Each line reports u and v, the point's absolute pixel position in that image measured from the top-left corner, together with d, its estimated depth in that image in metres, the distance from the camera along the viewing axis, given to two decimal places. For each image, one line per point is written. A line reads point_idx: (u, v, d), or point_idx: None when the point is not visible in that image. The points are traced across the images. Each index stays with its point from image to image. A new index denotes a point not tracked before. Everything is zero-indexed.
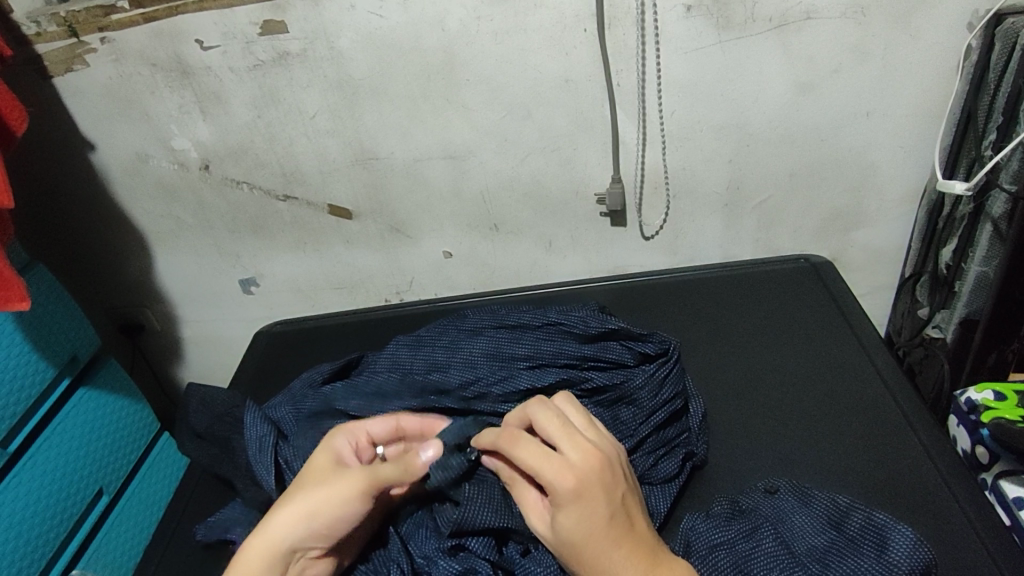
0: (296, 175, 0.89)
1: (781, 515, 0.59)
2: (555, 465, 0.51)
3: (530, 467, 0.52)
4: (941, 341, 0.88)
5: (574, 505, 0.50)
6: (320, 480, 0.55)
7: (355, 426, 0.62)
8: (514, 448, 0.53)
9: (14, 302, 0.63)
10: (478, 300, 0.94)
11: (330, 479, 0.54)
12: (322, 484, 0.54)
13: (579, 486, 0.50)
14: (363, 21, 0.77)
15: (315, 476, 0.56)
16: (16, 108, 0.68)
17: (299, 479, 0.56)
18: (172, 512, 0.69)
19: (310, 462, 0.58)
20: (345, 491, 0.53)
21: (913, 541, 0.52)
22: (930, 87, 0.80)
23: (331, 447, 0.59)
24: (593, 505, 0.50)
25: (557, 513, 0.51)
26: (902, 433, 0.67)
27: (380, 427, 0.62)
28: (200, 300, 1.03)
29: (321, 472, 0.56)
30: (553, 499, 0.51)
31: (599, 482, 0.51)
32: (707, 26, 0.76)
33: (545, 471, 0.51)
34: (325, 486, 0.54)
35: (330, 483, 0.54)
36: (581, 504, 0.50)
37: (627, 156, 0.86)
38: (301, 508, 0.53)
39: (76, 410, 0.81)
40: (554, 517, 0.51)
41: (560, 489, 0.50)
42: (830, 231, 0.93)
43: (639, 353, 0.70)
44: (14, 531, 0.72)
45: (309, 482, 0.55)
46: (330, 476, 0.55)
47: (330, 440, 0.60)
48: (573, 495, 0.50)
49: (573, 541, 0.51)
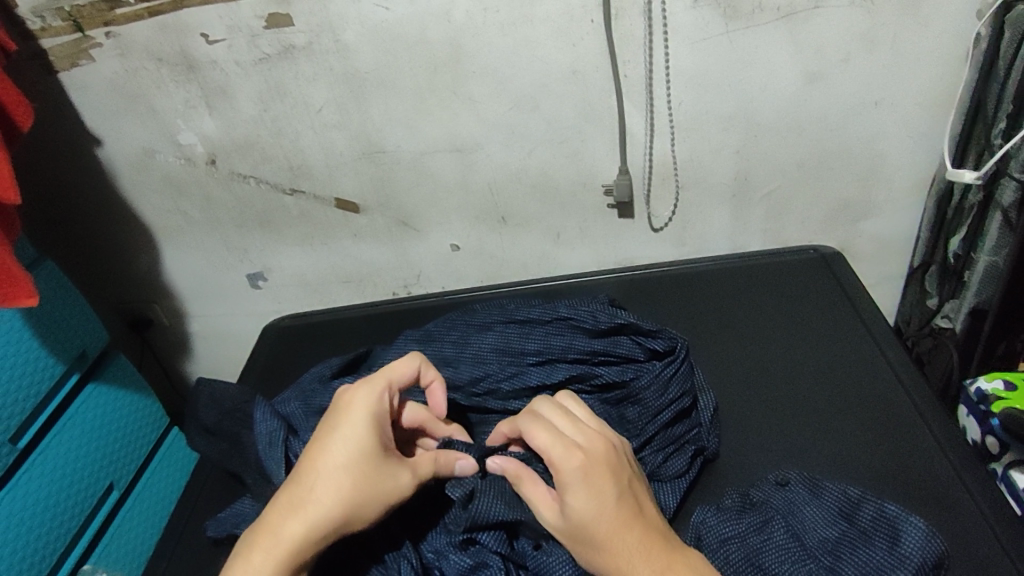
0: (303, 169, 0.89)
1: (793, 507, 0.59)
2: (564, 445, 0.53)
3: (541, 449, 0.53)
4: (950, 331, 0.88)
5: (584, 484, 0.51)
6: (372, 473, 0.53)
7: (392, 380, 0.58)
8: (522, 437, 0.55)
9: (23, 297, 0.63)
10: (487, 293, 0.94)
11: (383, 482, 0.53)
12: (376, 485, 0.52)
13: (587, 464, 0.52)
14: (369, 13, 0.76)
15: (364, 468, 0.52)
16: (22, 104, 0.68)
17: (340, 458, 0.53)
18: (183, 506, 0.70)
19: (350, 438, 0.53)
20: (397, 501, 0.53)
21: (926, 533, 0.53)
22: (940, 74, 0.79)
23: (376, 421, 0.55)
24: (603, 486, 0.51)
25: (566, 496, 0.51)
26: (913, 423, 0.67)
27: (402, 373, 0.58)
28: (208, 295, 1.03)
29: (369, 460, 0.53)
30: (560, 482, 0.52)
31: (606, 466, 0.52)
32: (715, 16, 0.75)
33: (554, 453, 0.52)
34: (380, 488, 0.52)
35: (383, 488, 0.53)
36: (591, 484, 0.51)
37: (636, 147, 0.85)
38: (354, 509, 0.51)
39: (86, 405, 0.81)
40: (564, 500, 0.51)
41: (570, 469, 0.51)
42: (839, 221, 0.93)
43: (650, 349, 0.70)
44: (26, 525, 0.72)
45: (360, 476, 0.52)
46: (383, 473, 0.53)
47: (373, 410, 0.55)
48: (581, 473, 0.51)
49: (582, 525, 0.51)
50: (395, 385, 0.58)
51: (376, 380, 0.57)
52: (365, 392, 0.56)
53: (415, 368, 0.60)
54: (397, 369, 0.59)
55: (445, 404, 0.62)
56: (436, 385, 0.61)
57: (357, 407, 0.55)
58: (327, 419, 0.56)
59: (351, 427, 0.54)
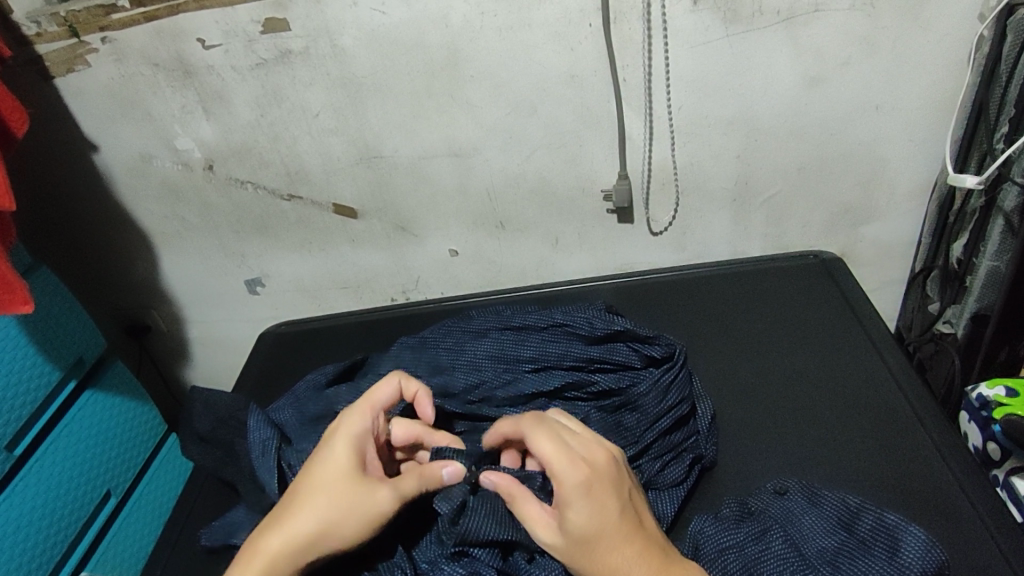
0: (301, 175, 0.89)
1: (791, 516, 0.58)
2: (565, 459, 0.51)
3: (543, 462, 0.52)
4: (952, 336, 0.88)
5: (588, 500, 0.50)
6: (350, 490, 0.53)
7: (376, 404, 0.57)
8: None
9: (18, 304, 0.63)
10: (485, 299, 0.93)
11: (358, 497, 0.52)
12: (351, 498, 0.52)
13: (591, 479, 0.51)
14: (366, 18, 0.76)
15: (339, 483, 0.53)
16: (17, 110, 0.68)
17: (318, 477, 0.53)
18: (179, 514, 0.69)
19: (331, 457, 0.54)
20: (374, 517, 0.52)
21: (925, 542, 0.52)
22: (941, 78, 0.79)
23: (355, 441, 0.55)
24: (606, 499, 0.51)
25: (568, 510, 0.51)
26: (914, 431, 0.66)
27: (386, 395, 0.58)
28: (206, 301, 1.02)
29: (343, 475, 0.53)
30: (562, 496, 0.51)
31: (609, 476, 0.52)
32: (715, 20, 0.75)
33: (557, 467, 0.51)
34: (357, 505, 0.52)
35: (355, 502, 0.52)
36: (593, 497, 0.50)
37: (635, 152, 0.85)
38: (328, 524, 0.51)
39: (82, 412, 0.81)
40: (566, 515, 0.51)
41: (573, 482, 0.50)
42: (839, 226, 0.92)
43: (647, 356, 0.69)
44: (23, 533, 0.72)
45: (333, 491, 0.53)
46: (361, 490, 0.53)
47: (352, 428, 0.56)
48: (585, 489, 0.50)
49: (585, 538, 0.50)
50: (382, 407, 0.58)
51: (359, 403, 0.57)
52: (346, 415, 0.57)
53: (396, 386, 0.59)
54: (379, 390, 0.58)
55: (431, 412, 0.62)
56: (421, 395, 0.61)
57: (336, 428, 0.56)
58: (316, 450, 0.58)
59: (332, 448, 0.55)
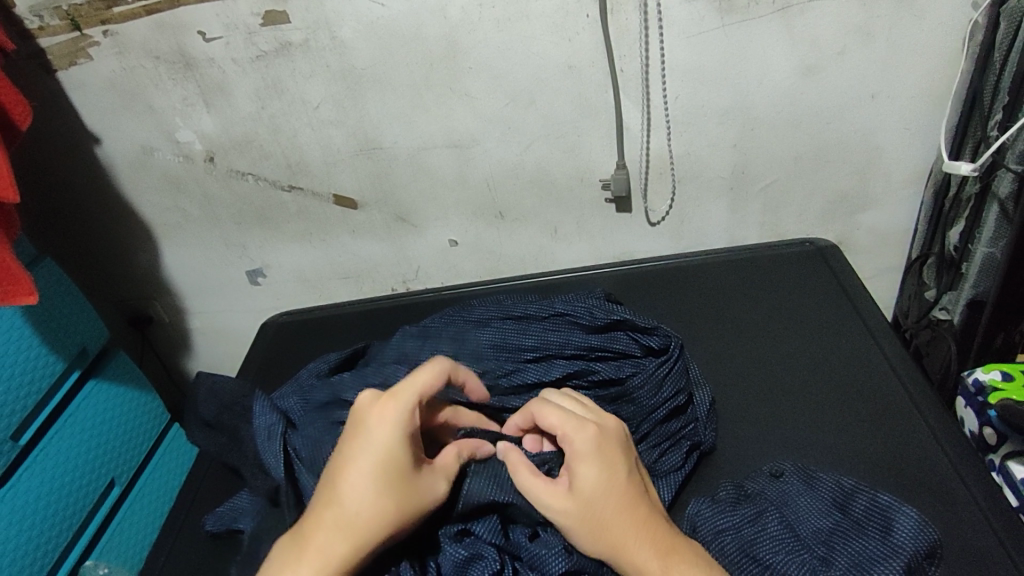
0: (301, 167, 0.89)
1: (786, 498, 0.59)
2: (577, 421, 0.54)
3: (555, 425, 0.55)
4: (948, 322, 0.89)
5: (596, 458, 0.52)
6: (414, 490, 0.51)
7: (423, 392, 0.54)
8: (539, 413, 0.56)
9: (23, 295, 0.64)
10: (485, 289, 0.94)
11: (422, 500, 0.52)
12: (416, 500, 0.51)
13: (601, 439, 0.53)
14: (364, 10, 0.76)
15: (407, 486, 0.51)
16: (20, 103, 0.69)
17: (382, 477, 0.50)
18: (183, 500, 0.70)
19: (392, 456, 0.51)
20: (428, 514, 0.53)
21: (918, 522, 0.53)
22: (936, 67, 0.79)
23: (411, 435, 0.52)
24: (615, 459, 0.52)
25: (576, 467, 0.52)
26: (910, 415, 0.67)
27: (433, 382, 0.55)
28: (208, 292, 1.03)
29: (409, 478, 0.51)
30: (573, 453, 0.53)
31: (617, 442, 0.54)
32: (710, 10, 0.75)
33: (569, 426, 0.54)
34: (420, 506, 0.51)
35: (421, 503, 0.51)
36: (602, 455, 0.52)
37: (632, 142, 0.86)
38: (395, 528, 0.50)
39: (87, 402, 0.82)
40: (574, 471, 0.52)
41: (584, 439, 0.53)
42: (836, 213, 0.93)
43: (645, 346, 0.71)
44: (29, 520, 0.73)
45: (401, 496, 0.50)
46: (422, 489, 0.52)
47: (411, 425, 0.52)
48: (595, 447, 0.53)
49: (594, 497, 0.51)
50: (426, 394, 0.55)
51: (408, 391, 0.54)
52: (398, 406, 0.52)
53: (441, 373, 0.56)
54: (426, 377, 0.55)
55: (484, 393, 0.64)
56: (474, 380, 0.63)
57: (391, 420, 0.52)
58: (351, 430, 0.53)
59: (391, 445, 0.51)
